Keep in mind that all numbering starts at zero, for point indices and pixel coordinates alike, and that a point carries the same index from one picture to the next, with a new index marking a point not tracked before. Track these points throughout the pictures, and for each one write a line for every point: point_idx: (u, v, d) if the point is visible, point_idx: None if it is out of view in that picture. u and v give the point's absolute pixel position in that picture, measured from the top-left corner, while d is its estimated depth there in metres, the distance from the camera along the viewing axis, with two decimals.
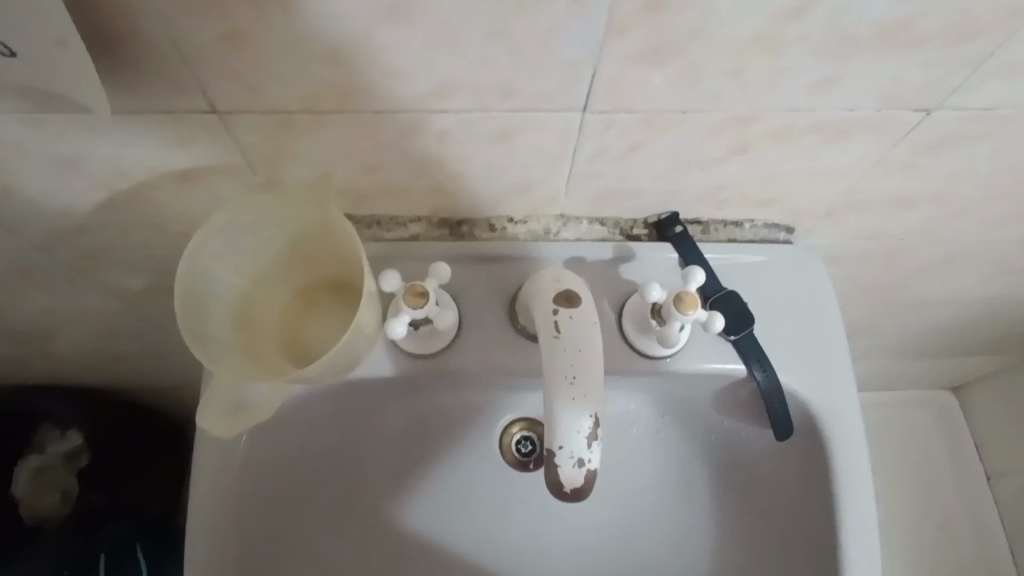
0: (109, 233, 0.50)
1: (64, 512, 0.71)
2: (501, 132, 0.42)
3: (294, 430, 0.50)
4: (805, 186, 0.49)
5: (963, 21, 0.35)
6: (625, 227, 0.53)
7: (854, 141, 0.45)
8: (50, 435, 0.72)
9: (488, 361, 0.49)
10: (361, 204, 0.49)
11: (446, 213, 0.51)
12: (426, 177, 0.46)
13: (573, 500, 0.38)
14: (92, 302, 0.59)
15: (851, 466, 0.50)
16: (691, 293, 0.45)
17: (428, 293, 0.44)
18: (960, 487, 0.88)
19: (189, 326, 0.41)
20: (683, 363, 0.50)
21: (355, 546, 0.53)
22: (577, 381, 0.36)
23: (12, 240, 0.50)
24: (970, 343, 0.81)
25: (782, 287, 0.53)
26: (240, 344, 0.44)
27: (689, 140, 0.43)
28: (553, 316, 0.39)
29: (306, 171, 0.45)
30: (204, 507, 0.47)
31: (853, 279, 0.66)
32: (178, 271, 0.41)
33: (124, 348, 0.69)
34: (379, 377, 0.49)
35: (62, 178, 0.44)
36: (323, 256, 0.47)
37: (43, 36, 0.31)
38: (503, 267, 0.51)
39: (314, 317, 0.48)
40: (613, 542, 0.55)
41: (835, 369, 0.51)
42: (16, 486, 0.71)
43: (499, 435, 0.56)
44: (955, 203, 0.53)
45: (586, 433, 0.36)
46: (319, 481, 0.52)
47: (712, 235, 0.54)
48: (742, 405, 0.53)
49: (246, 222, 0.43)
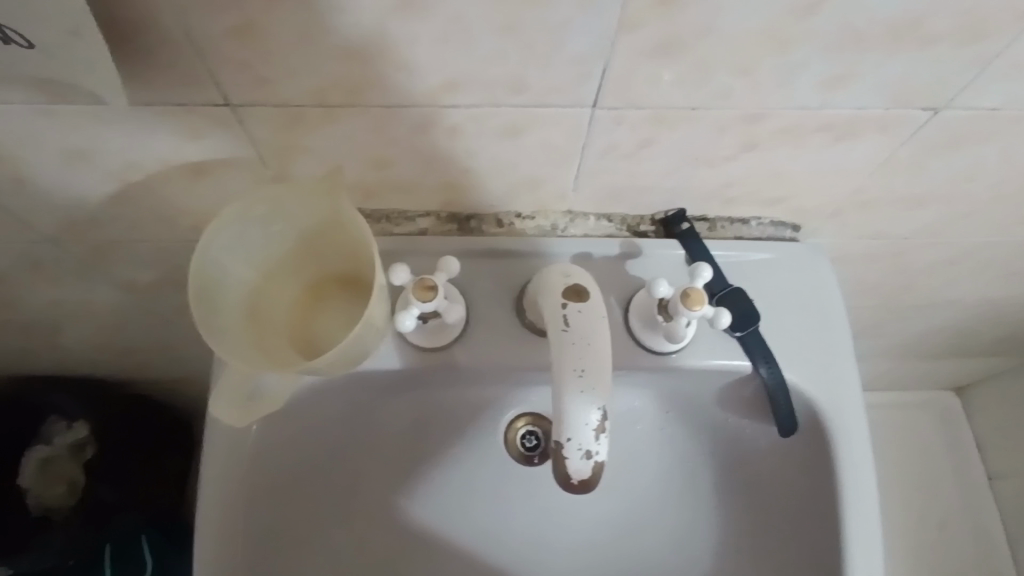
0: (119, 224, 0.51)
1: (73, 501, 0.74)
2: (509, 128, 0.42)
3: (301, 423, 0.50)
4: (814, 184, 0.49)
5: (976, 20, 0.35)
6: (632, 223, 0.53)
7: (862, 140, 0.44)
8: (56, 427, 0.75)
9: (493, 355, 0.49)
10: (370, 197, 0.49)
11: (454, 208, 0.51)
12: (434, 172, 0.46)
13: (585, 491, 0.38)
14: (102, 293, 0.60)
15: (856, 466, 0.50)
16: (699, 289, 0.45)
17: (437, 287, 0.45)
18: (963, 490, 0.87)
19: (202, 317, 0.41)
20: (689, 360, 0.50)
21: (359, 538, 0.53)
22: (585, 374, 0.36)
23: (24, 231, 0.51)
24: (977, 345, 0.81)
25: (790, 286, 0.53)
26: (250, 336, 0.45)
27: (697, 137, 0.43)
28: (562, 310, 0.39)
29: (316, 164, 0.45)
30: (213, 495, 0.47)
31: (859, 279, 0.65)
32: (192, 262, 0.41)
33: (134, 338, 0.70)
34: (385, 370, 0.49)
35: (73, 170, 0.44)
36: (332, 250, 0.47)
37: (59, 27, 0.31)
38: (509, 262, 0.51)
39: (323, 310, 0.48)
40: (615, 539, 0.56)
41: (842, 369, 0.51)
42: (22, 477, 0.74)
43: (503, 430, 0.56)
44: (964, 203, 0.53)
45: (594, 425, 0.36)
46: (325, 474, 0.52)
47: (719, 232, 0.54)
48: (748, 402, 0.53)
49: (258, 216, 0.44)
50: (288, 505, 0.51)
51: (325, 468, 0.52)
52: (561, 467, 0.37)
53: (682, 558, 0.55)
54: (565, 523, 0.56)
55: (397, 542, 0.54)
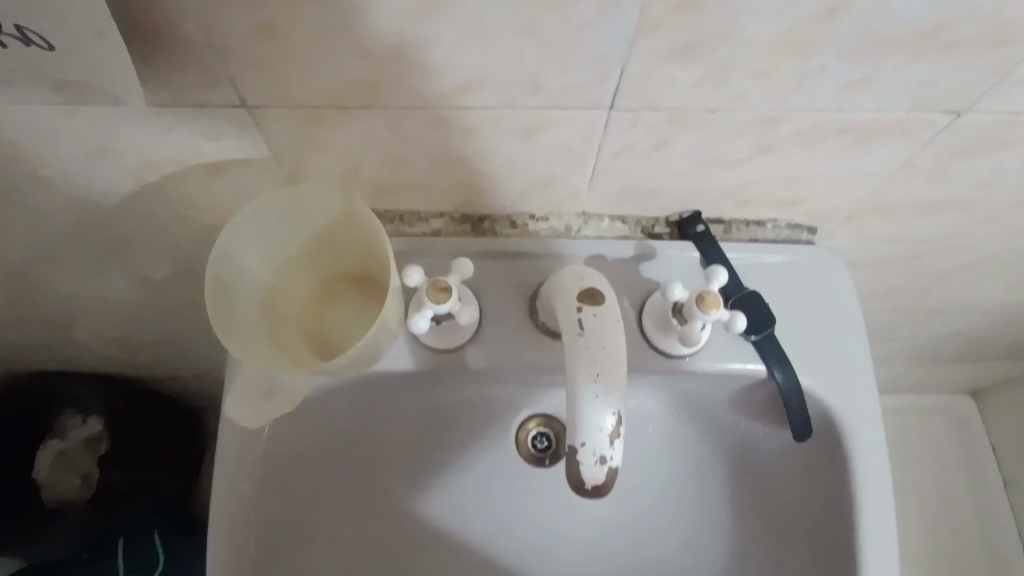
0: (136, 222, 0.51)
1: (84, 494, 0.77)
2: (525, 128, 0.42)
3: (313, 422, 0.50)
4: (831, 188, 0.49)
5: (1000, 25, 0.34)
6: (647, 225, 0.53)
7: (881, 144, 0.44)
8: (71, 422, 0.77)
9: (505, 357, 0.49)
10: (385, 197, 0.49)
11: (468, 209, 0.51)
12: (449, 172, 0.46)
13: (596, 496, 0.38)
14: (120, 290, 0.61)
15: (869, 474, 0.50)
16: (714, 293, 0.45)
17: (451, 288, 0.45)
18: (977, 500, 0.86)
19: (217, 313, 0.42)
20: (702, 363, 0.50)
21: (370, 535, 0.54)
22: (600, 378, 0.36)
23: (42, 227, 0.51)
24: (993, 350, 0.80)
25: (805, 291, 0.52)
26: (266, 333, 0.45)
27: (714, 139, 0.43)
28: (576, 313, 0.39)
29: (332, 164, 0.45)
30: (226, 490, 0.48)
31: (873, 284, 0.65)
32: (210, 258, 0.42)
33: (152, 336, 0.71)
34: (398, 371, 0.49)
35: (94, 168, 0.45)
36: (348, 248, 0.47)
37: (82, 27, 0.32)
38: (523, 263, 0.51)
39: (338, 308, 0.48)
40: (625, 544, 0.55)
41: (858, 376, 0.51)
42: (39, 468, 0.77)
43: (515, 431, 0.56)
44: (983, 209, 0.52)
45: (609, 430, 0.36)
46: (336, 474, 0.53)
47: (734, 234, 0.53)
48: (761, 405, 0.53)
49: (274, 213, 0.44)
50: (300, 504, 0.51)
51: (336, 468, 0.53)
52: (573, 468, 0.37)
53: (691, 564, 0.55)
54: (575, 527, 0.56)
55: (408, 543, 0.54)
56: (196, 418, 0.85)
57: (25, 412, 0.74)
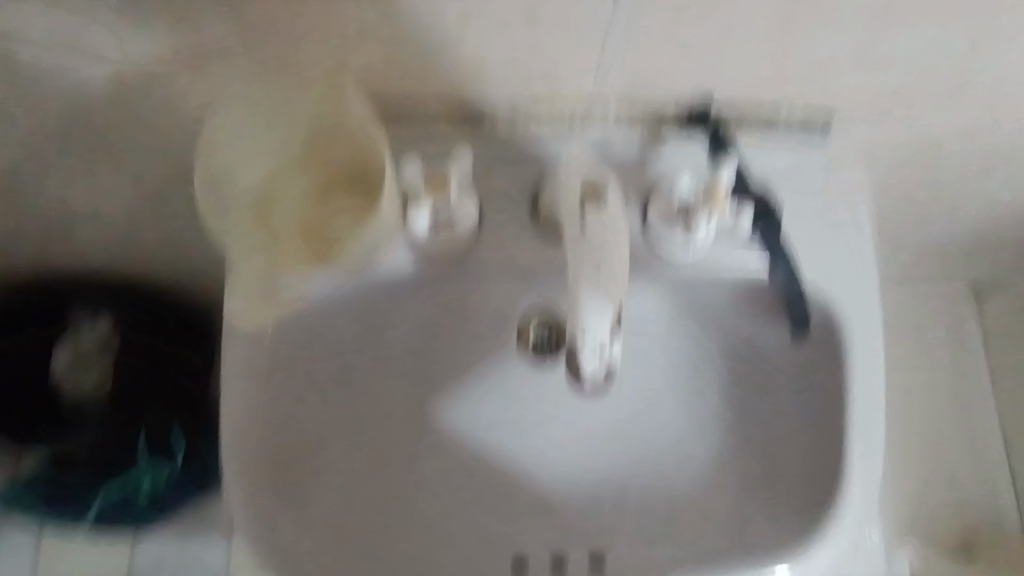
0: (119, 117, 0.53)
1: (103, 392, 0.79)
2: (528, 13, 0.44)
3: (316, 323, 0.51)
4: (828, 77, 0.50)
5: None
6: (656, 119, 0.52)
7: (851, 23, 0.46)
8: (83, 322, 0.78)
9: (507, 254, 0.51)
10: (376, 93, 0.50)
11: (465, 104, 0.51)
12: (442, 61, 0.48)
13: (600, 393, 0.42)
14: (109, 198, 0.62)
15: (868, 372, 0.51)
16: (719, 188, 0.47)
17: (450, 180, 0.47)
18: (963, 437, 0.77)
19: (214, 211, 0.49)
20: (703, 263, 0.52)
21: (377, 437, 0.56)
22: (601, 278, 0.38)
23: (24, 122, 0.53)
24: (997, 254, 0.76)
25: (813, 187, 0.53)
26: (264, 231, 0.50)
27: (692, 19, 0.44)
28: (578, 215, 0.40)
29: (318, 52, 0.47)
30: (231, 386, 0.51)
31: (888, 185, 0.63)
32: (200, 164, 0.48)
33: (149, 245, 0.70)
34: (399, 270, 0.51)
35: (76, 59, 0.48)
36: (342, 148, 0.49)
37: None
38: (523, 162, 0.52)
39: (338, 209, 0.49)
40: (618, 440, 0.58)
41: (860, 274, 0.52)
42: (58, 366, 0.79)
43: (515, 327, 0.55)
44: (959, 104, 0.53)
45: (608, 331, 0.39)
46: (343, 375, 0.54)
47: (747, 128, 0.53)
48: (761, 301, 0.54)
49: (257, 118, 0.48)
50: (306, 402, 0.53)
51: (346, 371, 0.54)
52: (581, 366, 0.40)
53: (682, 461, 0.57)
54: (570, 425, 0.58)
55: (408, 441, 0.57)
56: (195, 321, 0.81)
57: (40, 313, 0.77)
